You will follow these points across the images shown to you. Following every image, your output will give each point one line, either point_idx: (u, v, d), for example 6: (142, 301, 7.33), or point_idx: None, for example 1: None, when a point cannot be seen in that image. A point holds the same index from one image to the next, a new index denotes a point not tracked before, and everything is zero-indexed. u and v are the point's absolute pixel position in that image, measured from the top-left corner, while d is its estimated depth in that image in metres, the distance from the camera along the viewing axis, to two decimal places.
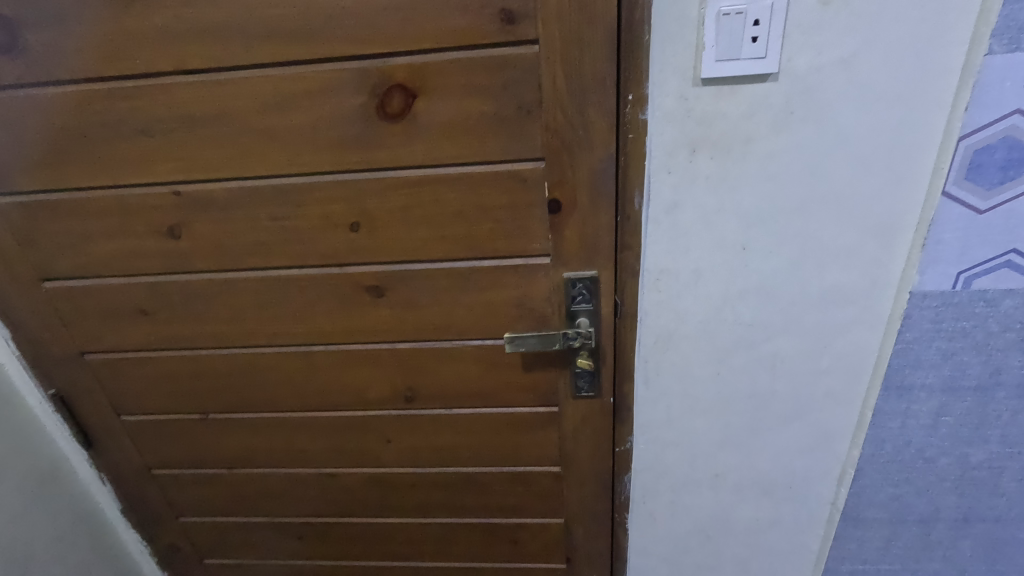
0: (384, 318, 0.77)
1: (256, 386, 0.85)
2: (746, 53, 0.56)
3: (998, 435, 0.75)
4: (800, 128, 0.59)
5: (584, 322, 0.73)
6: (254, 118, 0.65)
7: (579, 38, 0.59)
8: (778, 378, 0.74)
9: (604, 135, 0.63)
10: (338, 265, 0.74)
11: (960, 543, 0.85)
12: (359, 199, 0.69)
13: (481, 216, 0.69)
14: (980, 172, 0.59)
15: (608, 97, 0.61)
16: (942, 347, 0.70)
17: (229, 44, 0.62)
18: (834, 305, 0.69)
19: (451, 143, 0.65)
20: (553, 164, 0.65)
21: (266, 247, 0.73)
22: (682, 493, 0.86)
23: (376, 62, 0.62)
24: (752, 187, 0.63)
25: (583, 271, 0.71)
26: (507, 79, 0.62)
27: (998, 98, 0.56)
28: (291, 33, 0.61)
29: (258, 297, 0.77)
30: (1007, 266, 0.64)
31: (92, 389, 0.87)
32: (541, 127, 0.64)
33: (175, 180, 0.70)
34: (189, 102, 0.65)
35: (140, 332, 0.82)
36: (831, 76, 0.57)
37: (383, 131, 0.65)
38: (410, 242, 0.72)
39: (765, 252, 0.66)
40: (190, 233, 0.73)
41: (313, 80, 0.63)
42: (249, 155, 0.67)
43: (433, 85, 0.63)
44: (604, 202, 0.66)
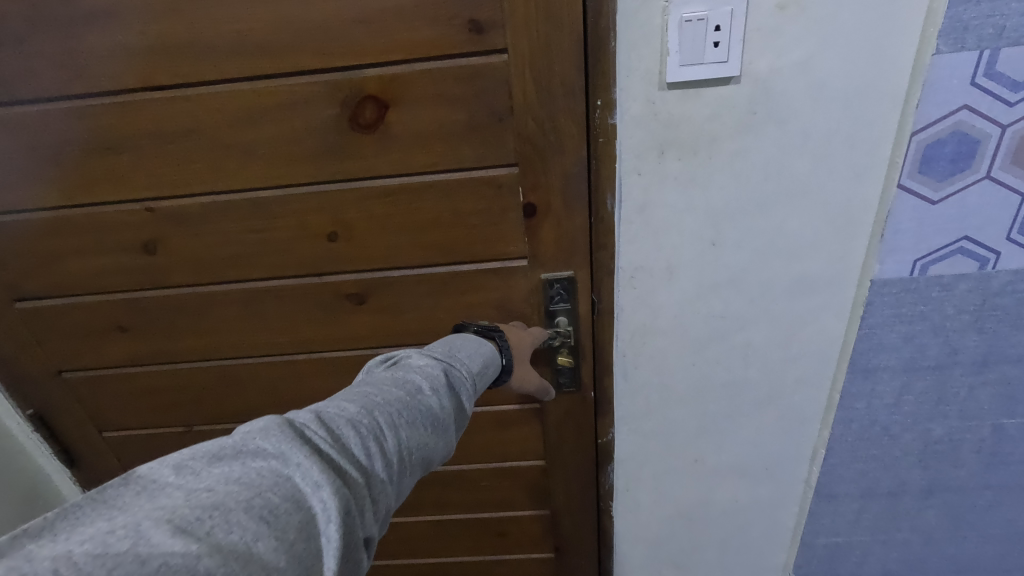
0: (364, 325, 0.78)
1: (240, 397, 0.85)
2: (708, 57, 0.57)
3: (956, 410, 0.80)
4: (764, 127, 0.62)
5: (563, 321, 0.76)
6: (225, 131, 0.65)
7: (548, 47, 0.60)
8: (751, 365, 0.78)
9: (575, 141, 0.64)
10: (316, 274, 0.75)
11: (925, 512, 0.90)
12: (335, 209, 0.70)
13: (460, 222, 0.71)
14: (931, 165, 0.62)
15: (578, 103, 0.62)
16: (902, 331, 0.73)
17: (195, 58, 0.61)
18: (802, 293, 0.72)
19: (426, 151, 0.66)
20: (526, 170, 0.67)
21: (245, 260, 0.73)
22: (662, 479, 0.89)
23: (347, 74, 0.62)
24: (720, 184, 0.65)
25: (560, 272, 0.73)
26: (477, 88, 0.63)
27: (945, 95, 0.59)
28: (259, 46, 0.61)
29: (238, 310, 0.77)
30: (959, 252, 0.67)
31: (72, 407, 0.87)
32: (513, 134, 0.65)
33: (147, 197, 0.69)
34: (158, 117, 0.64)
35: (118, 349, 0.81)
36: (791, 77, 0.59)
37: (356, 142, 0.66)
38: (387, 250, 0.72)
39: (734, 245, 0.69)
40: (165, 249, 0.73)
41: (284, 94, 0.63)
42: (223, 169, 0.67)
43: (405, 95, 0.63)
44: (578, 204, 0.68)
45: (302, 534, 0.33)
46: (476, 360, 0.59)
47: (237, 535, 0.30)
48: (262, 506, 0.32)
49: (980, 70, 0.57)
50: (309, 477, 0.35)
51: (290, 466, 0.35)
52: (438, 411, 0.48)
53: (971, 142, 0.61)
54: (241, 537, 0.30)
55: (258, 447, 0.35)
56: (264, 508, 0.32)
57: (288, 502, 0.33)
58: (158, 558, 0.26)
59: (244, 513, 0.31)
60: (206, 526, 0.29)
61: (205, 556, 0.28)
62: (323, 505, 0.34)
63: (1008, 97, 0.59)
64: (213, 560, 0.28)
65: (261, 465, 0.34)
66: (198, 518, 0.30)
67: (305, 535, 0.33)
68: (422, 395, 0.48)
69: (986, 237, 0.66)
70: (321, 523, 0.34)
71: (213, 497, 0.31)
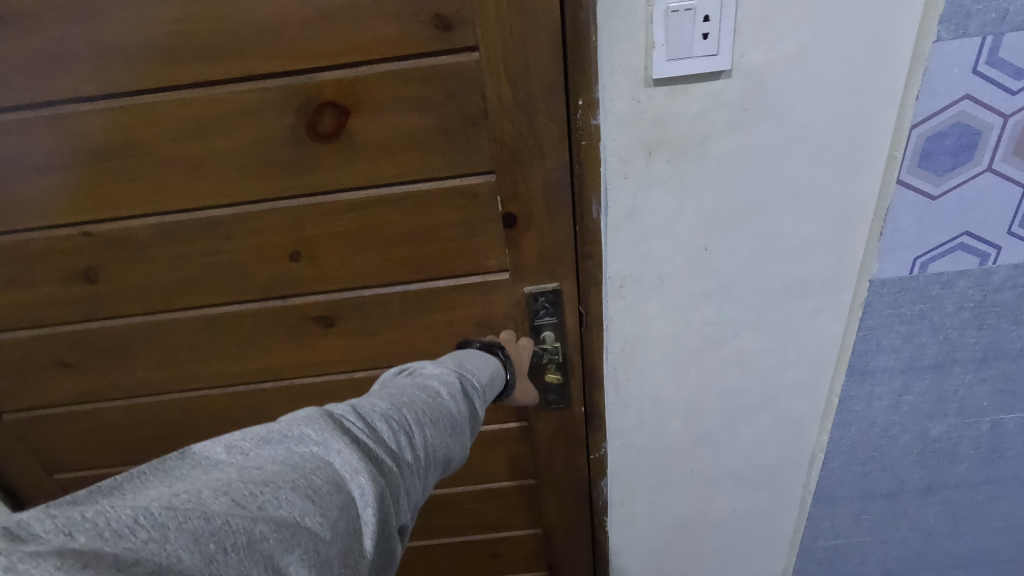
0: (335, 349, 0.72)
1: (203, 432, 0.79)
2: (697, 50, 0.53)
3: (955, 408, 0.78)
4: (756, 124, 0.57)
5: (550, 336, 0.71)
6: (167, 146, 0.59)
7: (523, 42, 0.54)
8: (747, 373, 0.74)
9: (556, 145, 0.59)
10: (279, 297, 0.69)
11: (924, 509, 0.88)
12: (296, 227, 0.64)
13: (436, 236, 0.66)
14: (931, 159, 0.59)
15: (558, 104, 0.57)
16: (901, 330, 0.70)
17: (128, 65, 0.55)
18: (798, 297, 0.68)
19: (393, 160, 0.61)
20: (504, 177, 0.62)
21: (198, 286, 0.67)
22: (658, 492, 0.86)
23: (301, 79, 0.56)
24: (711, 185, 0.61)
25: (544, 284, 0.69)
26: (447, 90, 0.57)
27: (947, 85, 0.55)
28: (198, 50, 0.54)
29: (195, 340, 0.71)
30: (960, 248, 0.64)
31: (17, 450, 0.79)
32: (488, 139, 0.60)
33: (82, 221, 0.62)
34: (89, 132, 0.58)
35: (63, 386, 0.74)
36: (784, 69, 0.55)
37: (316, 152, 0.60)
38: (357, 268, 0.67)
39: (727, 250, 0.65)
40: (107, 277, 0.66)
41: (232, 102, 0.57)
42: (167, 187, 0.61)
43: (367, 100, 0.57)
44: (562, 212, 0.63)
45: (344, 513, 0.33)
46: (486, 371, 0.58)
47: (285, 508, 0.31)
48: (307, 486, 0.32)
49: (982, 58, 0.54)
50: (348, 462, 0.35)
51: (331, 451, 0.35)
52: (457, 415, 0.47)
53: (972, 134, 0.58)
54: (290, 513, 0.31)
55: (301, 434, 0.36)
56: (309, 488, 0.32)
57: (330, 483, 0.33)
58: (223, 516, 0.28)
59: (291, 490, 0.32)
60: (259, 499, 0.30)
61: (260, 520, 0.29)
62: (359, 490, 0.35)
63: (1011, 85, 0.55)
64: (269, 526, 0.29)
65: (304, 450, 0.35)
66: (252, 491, 0.30)
67: (346, 515, 0.33)
68: (441, 398, 0.47)
69: (987, 231, 0.63)
70: (360, 507, 0.34)
71: (263, 473, 0.32)
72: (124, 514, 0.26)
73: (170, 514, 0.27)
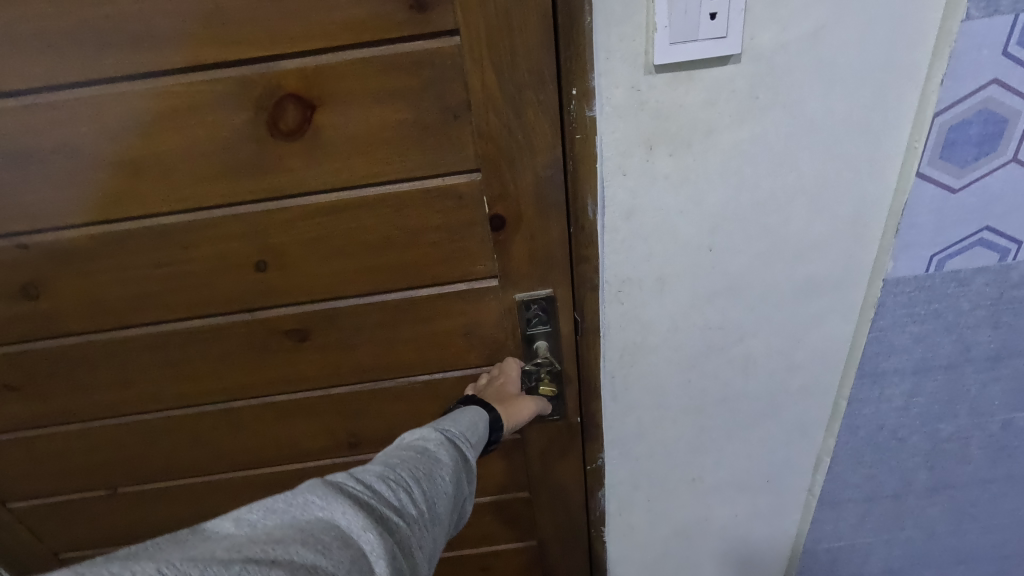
0: (310, 363, 0.69)
1: (170, 453, 0.77)
2: (704, 32, 0.47)
3: (966, 408, 0.74)
4: (766, 114, 0.52)
5: (543, 346, 0.67)
6: (106, 146, 0.53)
7: (508, 24, 0.48)
8: (751, 377, 0.70)
9: (549, 140, 0.54)
10: (246, 310, 0.65)
11: (929, 509, 0.86)
12: (260, 234, 0.59)
13: (416, 241, 0.61)
14: (953, 150, 0.54)
15: (549, 95, 0.52)
16: (914, 331, 0.67)
17: (52, 54, 0.49)
18: (808, 298, 0.64)
19: (367, 159, 0.55)
20: (490, 177, 0.56)
21: (152, 300, 0.63)
22: (656, 500, 0.82)
23: (258, 68, 0.50)
24: (717, 180, 0.56)
25: (537, 292, 0.64)
26: (424, 79, 0.52)
27: (975, 69, 0.50)
28: (133, 37, 0.48)
29: (154, 354, 0.67)
30: (979, 244, 0.60)
31: None
32: (473, 134, 0.54)
33: (15, 232, 0.58)
34: (14, 132, 0.52)
35: (7, 411, 0.72)
36: (796, 53, 0.49)
37: (279, 151, 0.54)
38: (332, 278, 0.62)
39: (732, 250, 0.60)
40: (50, 292, 0.62)
41: (180, 95, 0.51)
42: (113, 194, 0.56)
43: (336, 91, 0.52)
44: (554, 212, 0.58)
45: (355, 565, 0.36)
46: (463, 420, 0.57)
47: (299, 560, 0.34)
48: (317, 543, 0.35)
49: (1014, 38, 0.49)
50: (355, 521, 0.38)
51: (335, 513, 0.38)
52: (453, 466, 0.49)
53: (998, 121, 0.53)
54: (302, 563, 0.34)
55: (307, 500, 0.39)
56: (318, 544, 0.35)
57: (338, 540, 0.36)
58: (242, 566, 0.32)
59: (302, 546, 0.35)
60: (272, 554, 0.34)
61: (276, 569, 0.33)
62: (369, 545, 0.37)
63: None
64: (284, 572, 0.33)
65: (310, 514, 0.38)
66: (263, 549, 0.34)
67: (359, 567, 0.36)
68: (436, 451, 0.50)
69: (1008, 226, 0.59)
70: (372, 560, 0.37)
71: (274, 533, 0.35)
72: (155, 566, 0.31)
73: (197, 563, 0.31)
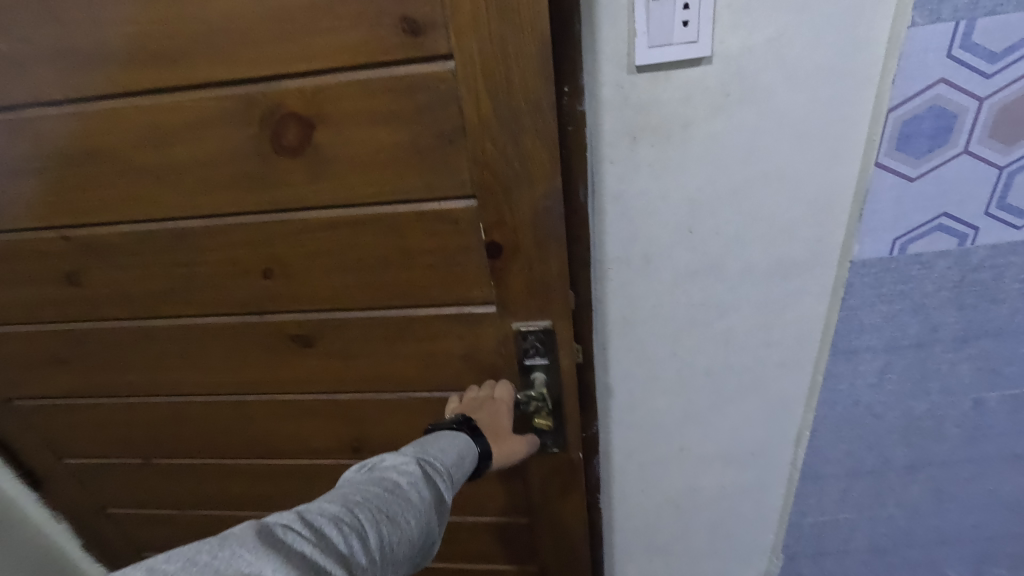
0: (311, 365, 0.80)
1: (192, 430, 0.91)
2: (677, 37, 0.55)
3: (938, 386, 0.80)
4: (737, 109, 0.59)
5: (540, 374, 0.74)
6: (131, 155, 0.65)
7: (504, 56, 0.55)
8: (733, 353, 0.77)
9: (543, 168, 0.60)
10: (257, 313, 0.76)
11: (910, 487, 0.91)
12: (268, 243, 0.69)
13: (417, 253, 0.68)
14: (908, 142, 0.60)
15: (546, 121, 0.57)
16: (882, 310, 0.72)
17: (93, 72, 0.60)
18: (782, 277, 0.70)
19: (367, 176, 0.64)
20: (487, 201, 0.63)
21: (173, 294, 0.76)
22: (648, 468, 0.89)
23: (265, 86, 0.60)
24: (695, 168, 0.63)
25: (537, 322, 0.71)
26: (420, 102, 0.59)
27: (922, 70, 0.57)
28: (168, 56, 0.59)
29: (174, 344, 0.81)
30: (938, 229, 0.66)
31: (25, 427, 0.97)
32: (467, 156, 0.61)
33: (61, 227, 0.72)
34: (58, 140, 0.65)
35: (57, 379, 0.89)
36: (762, 56, 0.56)
37: (279, 165, 0.64)
38: (331, 287, 0.72)
39: (711, 232, 0.67)
40: (88, 280, 0.76)
41: (192, 109, 0.62)
42: (137, 196, 0.68)
43: (332, 112, 0.60)
44: (550, 241, 0.64)
45: None
46: (450, 452, 0.59)
47: None
48: None
49: (956, 42, 0.55)
50: None
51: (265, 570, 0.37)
52: (417, 505, 0.49)
53: (948, 117, 0.59)
54: None
55: (234, 554, 0.37)
56: None
57: None
58: None
59: None
60: None
61: None
62: None
63: (985, 68, 0.57)
64: None
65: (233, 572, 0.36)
66: None
67: None
68: (400, 490, 0.50)
69: (965, 213, 0.65)
70: None
71: None
72: None
73: None
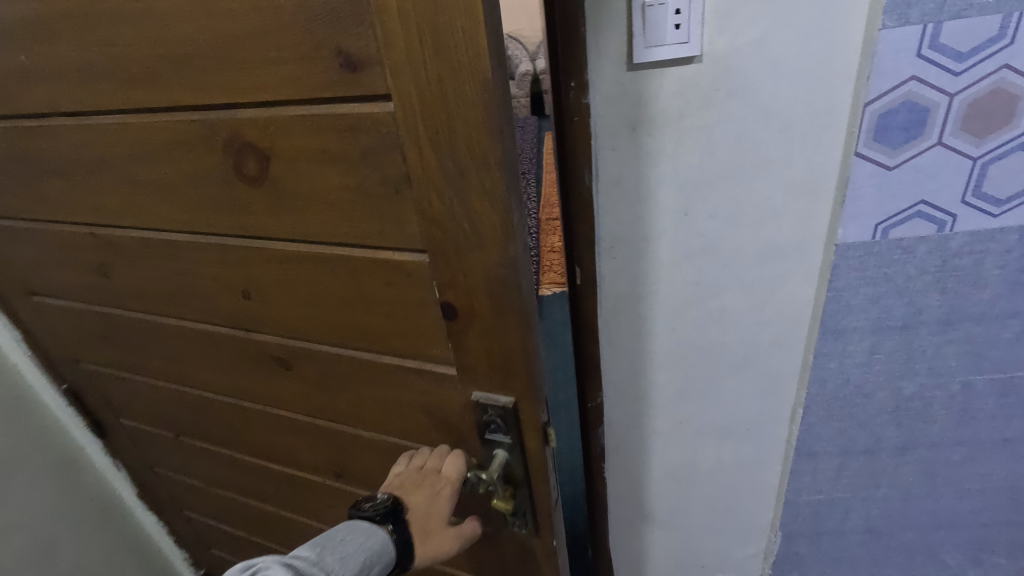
0: (295, 382, 0.87)
1: (205, 416, 1.03)
2: (670, 38, 0.62)
3: (925, 367, 0.84)
4: (726, 103, 0.66)
5: (499, 451, 0.72)
6: (133, 169, 0.73)
7: (444, 109, 0.51)
8: (728, 331, 0.83)
9: (491, 234, 0.56)
10: (246, 328, 0.84)
11: (902, 468, 0.95)
12: (247, 267, 0.75)
13: (377, 295, 0.69)
14: (885, 134, 0.67)
15: (491, 180, 0.53)
16: (867, 292, 0.78)
17: (103, 91, 0.67)
18: (771, 260, 0.76)
19: (325, 215, 0.64)
20: (437, 256, 0.60)
21: (178, 297, 0.85)
22: (649, 440, 0.96)
23: (225, 115, 0.62)
24: (689, 157, 0.70)
25: (497, 399, 0.69)
26: (366, 146, 0.57)
27: (894, 67, 0.63)
28: (157, 77, 0.63)
29: (184, 340, 0.92)
30: (917, 215, 0.72)
31: (91, 386, 1.12)
32: (414, 205, 0.58)
33: (94, 223, 0.83)
34: (84, 150, 0.74)
35: (102, 353, 1.04)
36: (746, 55, 0.63)
37: (247, 194, 0.67)
38: (304, 317, 0.77)
39: (704, 216, 0.74)
40: (115, 272, 0.88)
41: (170, 131, 0.67)
42: (142, 205, 0.76)
43: (284, 148, 0.61)
44: (504, 308, 0.61)
45: None
46: (341, 568, 0.63)
47: None
48: None
49: (925, 43, 0.62)
50: None
51: None
52: None
53: (921, 111, 0.66)
54: None
55: None
56: None
57: None
58: None
59: None
60: None
61: None
62: None
63: (953, 67, 0.63)
64: None
65: None
66: None
67: None
68: None
69: (942, 200, 0.71)
70: None
71: None
72: None
73: None
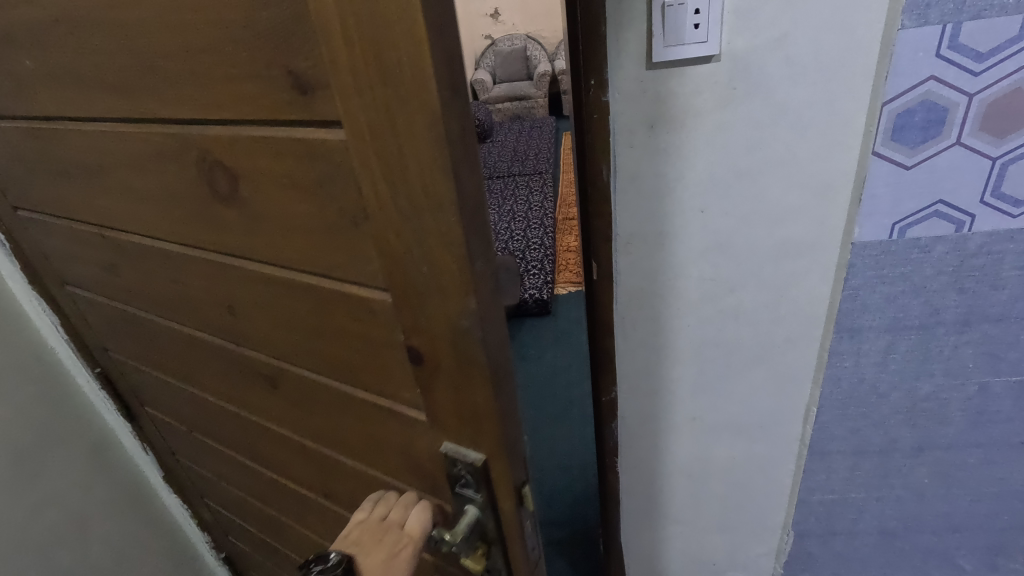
0: (282, 402, 0.82)
1: (213, 417, 1.03)
2: (689, 38, 0.64)
3: (942, 368, 0.84)
4: (744, 101, 0.67)
5: (469, 509, 0.61)
6: (122, 175, 0.70)
7: (393, 138, 0.42)
8: (743, 327, 0.84)
9: (450, 284, 0.47)
10: (234, 343, 0.80)
11: (917, 469, 0.95)
12: (227, 284, 0.70)
13: (348, 333, 0.61)
14: (903, 133, 0.67)
15: (447, 223, 0.44)
16: (884, 292, 0.78)
17: (91, 96, 0.64)
18: (787, 257, 0.77)
19: (290, 242, 0.58)
20: (399, 301, 0.52)
21: (175, 304, 0.83)
22: (662, 435, 0.97)
23: (197, 129, 0.57)
24: (706, 154, 0.71)
25: (467, 453, 0.58)
26: (323, 174, 0.50)
27: (913, 67, 0.64)
28: (132, 87, 0.59)
29: (185, 344, 0.90)
30: (935, 215, 0.72)
31: (120, 372, 1.16)
32: (373, 241, 0.50)
33: (99, 226, 0.82)
34: (81, 154, 0.73)
35: (125, 345, 1.06)
36: (764, 54, 0.64)
37: (219, 211, 0.62)
38: (282, 341, 0.71)
39: (720, 213, 0.75)
40: (123, 273, 0.87)
41: (149, 141, 0.63)
42: (133, 213, 0.74)
43: (248, 169, 0.55)
44: (471, 367, 0.51)
45: None
46: None
47: None
48: None
49: (944, 43, 0.62)
50: None
51: None
52: None
53: (939, 110, 0.66)
54: None
55: None
56: None
57: None
58: None
59: None
60: None
61: None
62: None
63: (971, 67, 0.64)
64: None
65: None
66: None
67: None
68: None
69: (960, 200, 0.71)
70: None
71: None
72: None
73: None
